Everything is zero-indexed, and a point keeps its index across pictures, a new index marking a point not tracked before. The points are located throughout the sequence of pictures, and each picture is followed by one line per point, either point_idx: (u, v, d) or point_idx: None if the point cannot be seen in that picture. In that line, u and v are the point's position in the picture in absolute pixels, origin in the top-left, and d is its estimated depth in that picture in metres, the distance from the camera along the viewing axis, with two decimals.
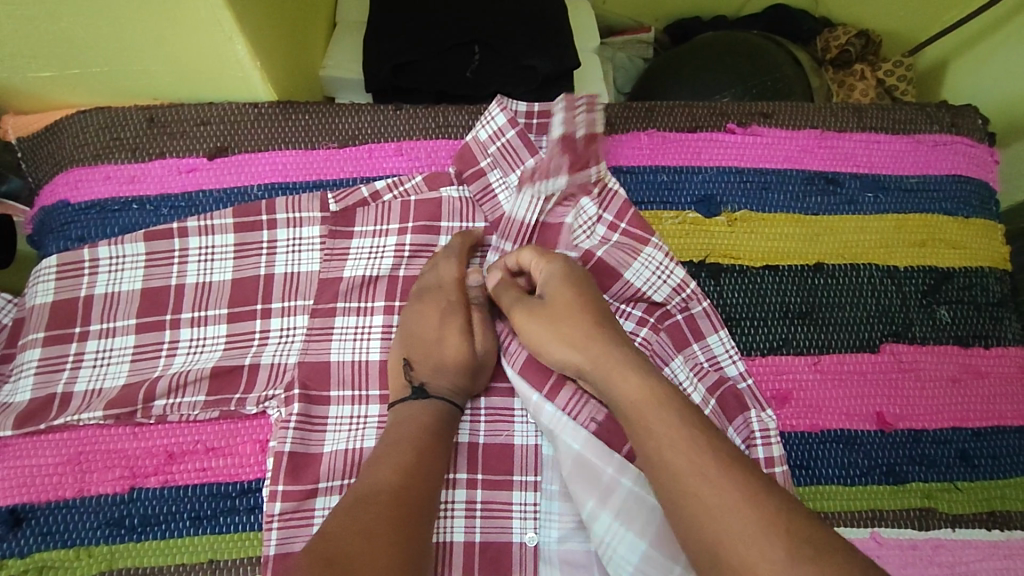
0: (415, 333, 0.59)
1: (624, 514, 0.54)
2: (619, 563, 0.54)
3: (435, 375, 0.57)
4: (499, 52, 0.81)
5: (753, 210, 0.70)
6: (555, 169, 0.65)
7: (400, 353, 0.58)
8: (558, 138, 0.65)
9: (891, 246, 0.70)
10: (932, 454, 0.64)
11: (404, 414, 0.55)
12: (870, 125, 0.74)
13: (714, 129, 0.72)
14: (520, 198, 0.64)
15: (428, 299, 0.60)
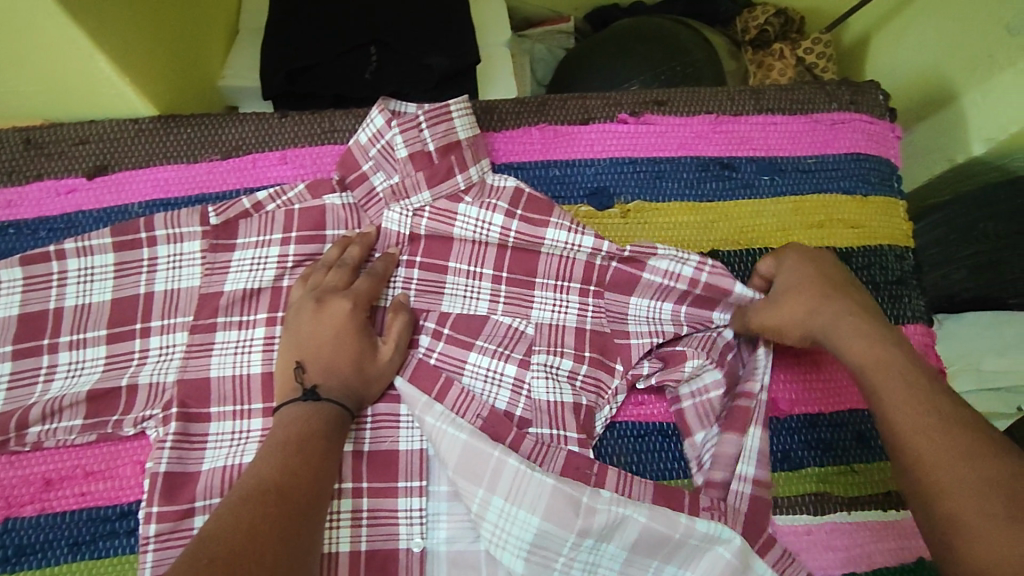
0: (311, 336, 0.57)
1: (511, 498, 0.56)
2: (516, 543, 0.56)
3: (326, 379, 0.56)
4: (397, 51, 0.80)
5: (647, 199, 0.69)
6: (411, 187, 0.65)
7: (294, 357, 0.57)
8: (403, 158, 0.64)
9: (788, 229, 0.69)
10: (828, 437, 0.64)
11: (292, 416, 0.53)
12: (768, 107, 0.72)
13: (607, 119, 0.71)
14: (389, 215, 0.65)
15: (326, 302, 0.58)
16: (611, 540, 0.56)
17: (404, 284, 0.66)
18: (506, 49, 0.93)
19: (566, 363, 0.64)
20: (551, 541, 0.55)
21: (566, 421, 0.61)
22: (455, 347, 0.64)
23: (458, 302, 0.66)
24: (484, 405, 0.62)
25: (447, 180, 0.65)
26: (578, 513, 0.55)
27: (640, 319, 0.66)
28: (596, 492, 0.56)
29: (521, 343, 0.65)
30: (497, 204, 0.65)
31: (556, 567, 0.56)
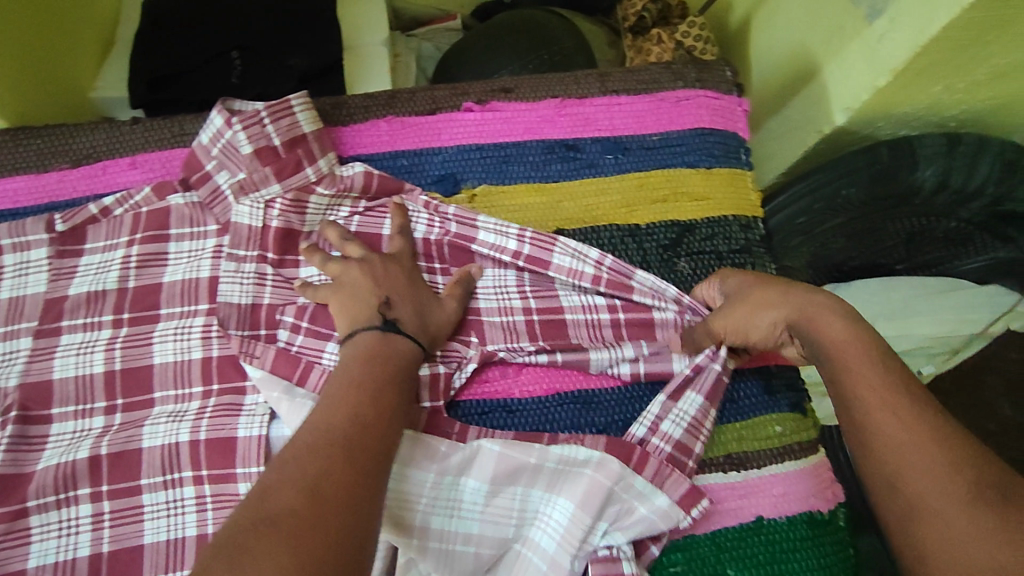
0: (381, 273, 0.61)
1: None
2: None
3: (403, 310, 0.59)
4: (260, 55, 0.83)
5: (493, 184, 0.71)
6: (261, 180, 0.65)
7: (378, 294, 0.59)
8: (248, 155, 0.64)
9: (632, 206, 0.71)
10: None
11: (369, 339, 0.56)
12: (613, 88, 0.74)
13: (453, 108, 0.73)
14: (240, 209, 0.66)
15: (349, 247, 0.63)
16: (468, 475, 0.59)
17: (256, 280, 0.66)
18: (385, 48, 0.95)
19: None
20: (411, 483, 0.58)
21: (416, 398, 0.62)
22: (312, 338, 0.65)
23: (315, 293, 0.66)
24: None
25: (296, 174, 0.66)
26: (435, 456, 0.59)
27: (489, 295, 0.67)
28: (453, 442, 0.61)
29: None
30: (347, 196, 0.68)
31: (418, 509, 0.58)
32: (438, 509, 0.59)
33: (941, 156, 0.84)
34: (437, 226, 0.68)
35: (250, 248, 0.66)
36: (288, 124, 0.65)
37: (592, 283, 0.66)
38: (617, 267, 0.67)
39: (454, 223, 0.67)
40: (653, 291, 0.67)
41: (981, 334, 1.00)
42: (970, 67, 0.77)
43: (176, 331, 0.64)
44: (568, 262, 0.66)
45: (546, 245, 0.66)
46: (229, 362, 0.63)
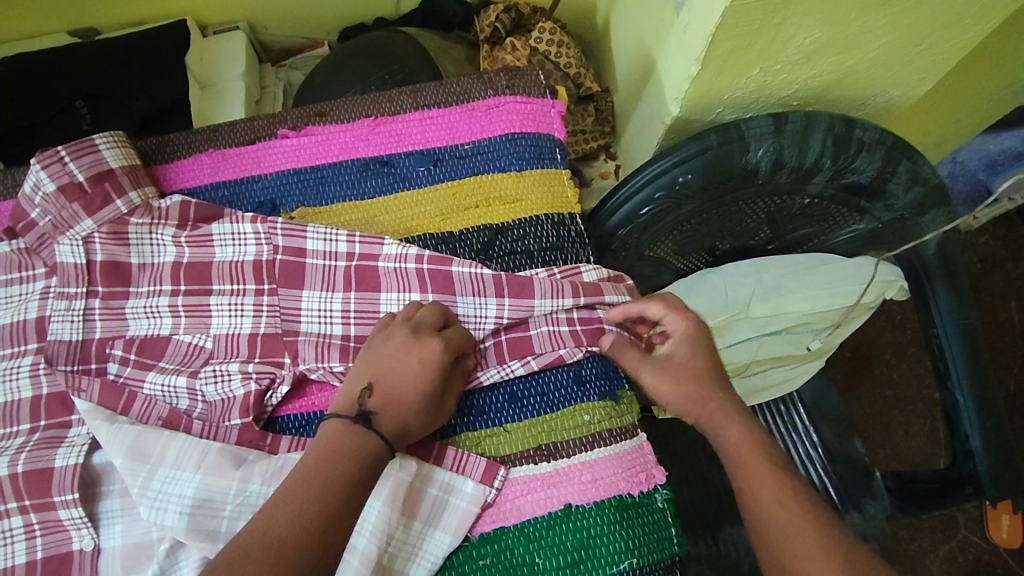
0: (383, 359, 0.61)
1: (179, 464, 0.59)
2: (179, 501, 0.58)
3: (387, 412, 0.59)
4: (108, 100, 0.89)
5: (310, 205, 0.74)
6: (71, 218, 0.68)
7: (364, 379, 0.61)
8: (54, 192, 0.67)
9: (446, 214, 0.74)
10: (482, 403, 0.67)
11: (333, 430, 0.57)
12: (424, 103, 0.77)
13: (271, 137, 0.76)
14: (61, 248, 0.68)
15: (423, 337, 0.62)
16: (277, 484, 0.59)
17: (85, 316, 0.68)
18: (243, 81, 0.99)
19: (233, 367, 0.66)
20: (213, 495, 0.58)
21: (229, 416, 0.64)
22: (137, 369, 0.67)
23: (142, 324, 0.69)
24: (167, 406, 0.66)
25: (108, 206, 0.68)
26: (241, 465, 0.60)
27: (312, 316, 0.68)
28: (263, 453, 0.62)
29: (199, 358, 0.68)
30: (166, 223, 0.70)
31: (224, 517, 0.58)
32: (240, 519, 0.58)
33: (771, 136, 0.86)
34: (265, 242, 0.69)
35: (78, 285, 0.68)
36: (99, 163, 0.68)
37: (419, 299, 0.67)
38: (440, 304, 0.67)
39: (281, 235, 0.68)
40: (472, 275, 0.67)
41: (854, 307, 0.99)
42: (776, 48, 0.78)
43: (6, 372, 0.67)
44: (393, 267, 0.68)
45: (372, 255, 0.68)
46: (57, 397, 0.66)
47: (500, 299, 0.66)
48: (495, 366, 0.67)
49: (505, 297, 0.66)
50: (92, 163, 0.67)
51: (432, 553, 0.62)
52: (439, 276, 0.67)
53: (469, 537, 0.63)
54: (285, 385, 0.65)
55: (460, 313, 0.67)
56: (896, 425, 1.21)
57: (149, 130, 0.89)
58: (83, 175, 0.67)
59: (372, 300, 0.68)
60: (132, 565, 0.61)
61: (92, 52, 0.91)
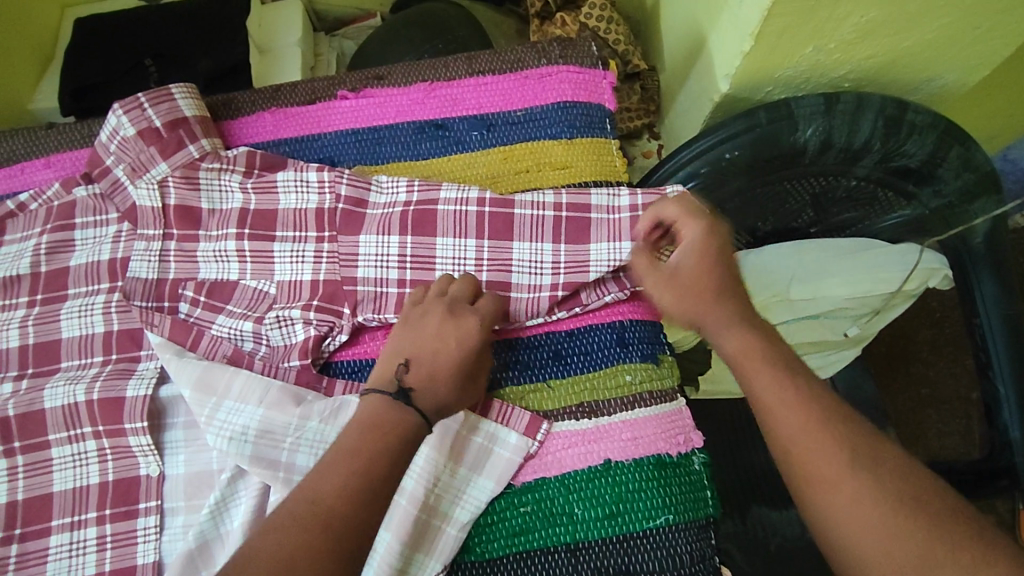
0: (418, 335, 0.62)
1: (242, 397, 0.62)
2: (242, 432, 0.61)
3: (426, 387, 0.59)
4: (175, 60, 0.92)
5: (367, 163, 0.77)
6: (148, 161, 0.72)
7: (400, 356, 0.62)
8: (133, 137, 0.72)
9: (498, 177, 0.76)
10: (526, 358, 0.69)
11: (372, 404, 0.57)
12: (479, 69, 0.79)
13: (331, 98, 0.79)
14: (138, 192, 0.72)
15: (458, 314, 0.62)
16: (334, 422, 0.61)
17: (161, 256, 0.71)
18: (300, 47, 1.02)
19: (295, 312, 0.68)
20: (275, 427, 0.61)
21: (290, 356, 0.67)
22: (207, 310, 0.70)
23: (212, 268, 0.72)
24: (231, 346, 0.69)
25: (180, 152, 0.72)
26: (300, 402, 0.62)
27: (370, 262, 0.69)
28: (320, 395, 0.64)
29: (264, 303, 0.70)
30: (233, 169, 0.73)
31: (283, 448, 0.60)
32: (299, 453, 0.60)
33: (821, 116, 0.85)
34: (328, 191, 0.72)
35: (156, 227, 0.72)
36: (173, 111, 0.71)
37: (476, 245, 0.69)
38: (496, 248, 0.69)
39: (346, 184, 0.71)
40: (532, 221, 0.69)
41: (895, 293, 0.98)
42: (830, 27, 0.78)
43: (80, 308, 0.71)
44: (453, 211, 0.69)
45: (430, 201, 0.70)
46: (127, 333, 0.70)
47: (555, 244, 0.69)
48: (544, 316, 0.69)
49: (562, 242, 0.69)
50: (167, 111, 0.71)
51: (476, 498, 0.63)
52: (499, 229, 0.69)
53: (511, 485, 0.64)
54: (343, 335, 0.68)
55: (514, 258, 0.69)
56: (930, 422, 1.19)
57: (212, 90, 0.93)
58: (160, 123, 0.71)
59: (429, 245, 0.69)
60: (194, 492, 0.64)
61: (161, 14, 0.96)
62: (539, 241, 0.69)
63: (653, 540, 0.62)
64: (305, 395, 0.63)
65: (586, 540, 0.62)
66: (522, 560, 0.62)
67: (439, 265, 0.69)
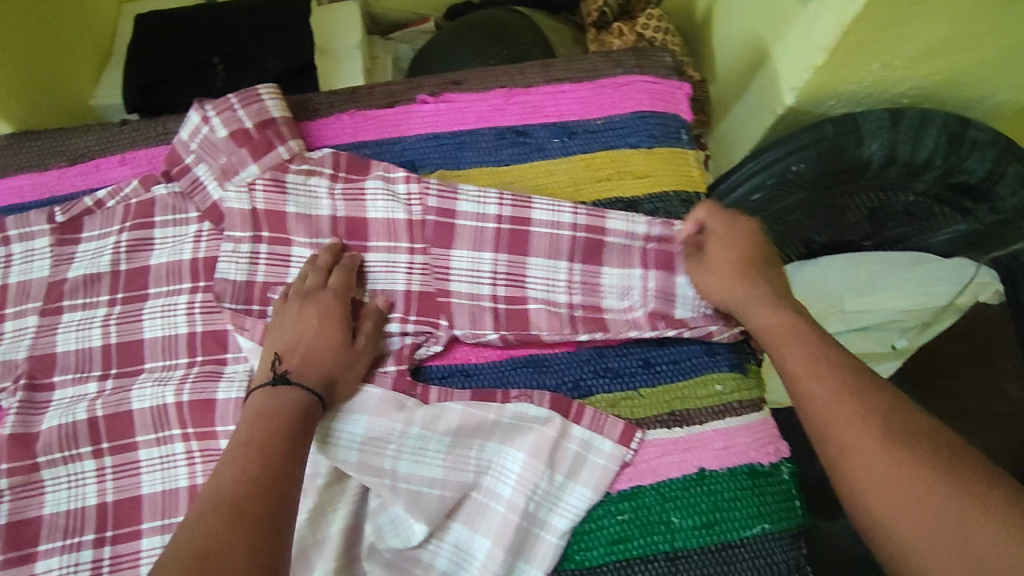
0: (283, 330, 0.63)
1: (347, 404, 0.64)
2: (349, 438, 0.63)
3: (302, 368, 0.61)
4: (240, 58, 0.91)
5: (448, 168, 0.77)
6: (237, 163, 0.71)
7: (274, 352, 0.62)
8: (223, 138, 0.71)
9: (579, 185, 0.76)
10: (626, 366, 0.69)
11: (257, 397, 0.58)
12: (557, 77, 0.80)
13: (410, 101, 0.79)
14: (226, 195, 0.71)
15: (312, 299, 0.65)
16: (436, 429, 0.63)
17: (251, 259, 0.70)
18: (361, 50, 1.02)
19: (394, 325, 0.69)
20: (381, 432, 0.63)
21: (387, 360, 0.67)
22: None
23: None
24: None
25: (269, 153, 0.71)
26: (403, 408, 0.64)
27: (461, 277, 0.71)
28: (418, 403, 0.65)
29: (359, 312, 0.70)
30: (321, 172, 0.72)
31: (387, 455, 0.62)
32: (400, 461, 0.62)
33: (886, 131, 0.87)
34: (416, 203, 0.72)
35: (245, 229, 0.71)
36: (263, 112, 0.71)
37: (566, 267, 0.71)
38: (587, 271, 0.71)
39: (434, 197, 0.71)
40: (621, 245, 0.72)
41: (947, 308, 1.02)
42: (900, 43, 0.80)
43: (163, 308, 0.70)
44: (545, 233, 0.71)
45: (524, 219, 0.71)
46: (212, 336, 0.69)
47: (644, 270, 0.71)
48: (642, 331, 0.69)
49: (651, 269, 0.71)
50: (258, 111, 0.71)
51: (572, 505, 0.62)
52: (589, 247, 0.71)
53: (607, 493, 0.64)
54: (439, 345, 0.69)
55: (605, 282, 0.71)
56: None
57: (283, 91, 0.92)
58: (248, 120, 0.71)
59: (521, 262, 0.71)
60: None
61: (222, 13, 0.94)
62: (628, 261, 0.72)
63: (750, 550, 0.62)
64: (404, 402, 0.64)
65: (685, 548, 0.62)
66: (622, 569, 0.62)
67: (531, 287, 0.71)
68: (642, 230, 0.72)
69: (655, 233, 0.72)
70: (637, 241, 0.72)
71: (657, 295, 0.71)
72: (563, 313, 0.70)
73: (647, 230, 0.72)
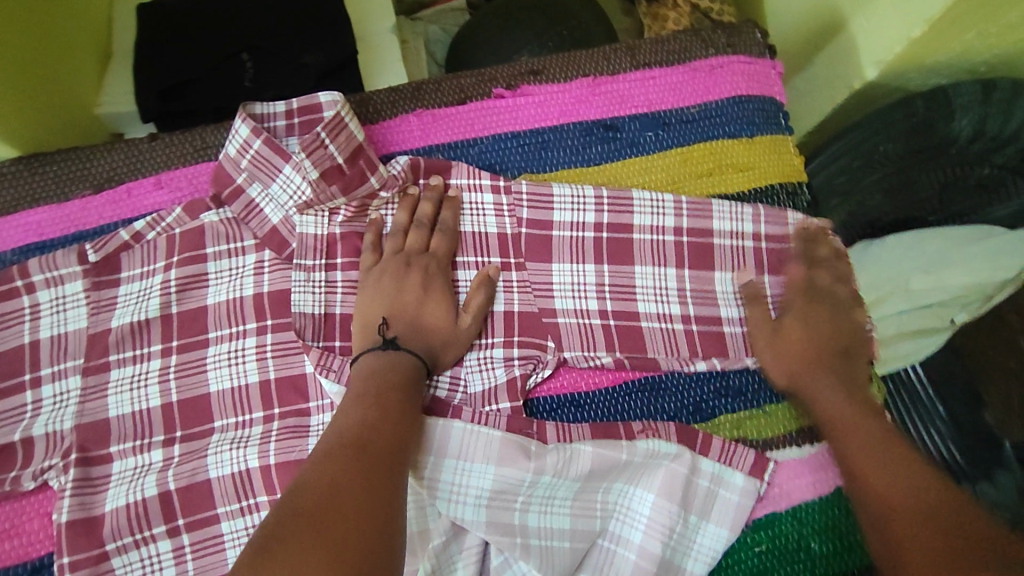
0: (383, 292, 0.59)
1: (464, 454, 0.56)
2: (475, 496, 0.55)
3: (411, 335, 0.58)
4: (270, 52, 0.80)
5: (534, 171, 0.69)
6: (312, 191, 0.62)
7: (377, 314, 0.59)
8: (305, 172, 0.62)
9: (678, 182, 0.69)
10: (751, 381, 0.63)
11: (366, 364, 0.55)
12: (645, 62, 0.72)
13: (486, 96, 0.70)
14: (303, 220, 0.63)
15: (412, 266, 0.60)
16: (568, 476, 0.57)
17: (327, 288, 0.62)
18: (395, 36, 0.91)
19: (497, 351, 0.62)
20: (507, 484, 0.56)
21: (489, 400, 0.60)
22: None
23: None
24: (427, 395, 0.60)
25: (364, 185, 0.63)
26: (530, 455, 0.57)
27: (566, 292, 0.64)
28: (540, 445, 0.58)
29: None
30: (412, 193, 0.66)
31: (516, 509, 0.56)
32: (529, 515, 0.56)
33: (977, 104, 0.86)
34: (507, 215, 0.65)
35: (316, 257, 0.62)
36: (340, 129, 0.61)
37: (675, 273, 0.65)
38: (698, 278, 0.65)
39: (527, 207, 0.64)
40: (734, 248, 0.65)
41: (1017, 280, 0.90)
42: (1002, 11, 0.74)
43: (230, 355, 0.61)
44: (651, 240, 0.65)
45: (626, 225, 0.65)
46: (289, 383, 0.60)
47: (760, 274, 0.66)
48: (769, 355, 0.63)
49: (765, 271, 0.66)
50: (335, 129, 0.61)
51: (711, 547, 0.57)
52: (698, 251, 0.65)
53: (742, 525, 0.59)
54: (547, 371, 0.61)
55: (718, 290, 0.65)
56: None
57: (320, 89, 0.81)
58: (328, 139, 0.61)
59: (627, 274, 0.64)
60: None
61: None
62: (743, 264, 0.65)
63: None
64: (527, 448, 0.57)
65: None
66: None
67: (641, 299, 0.64)
68: (752, 227, 0.66)
69: (766, 231, 0.66)
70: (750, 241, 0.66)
71: (777, 300, 0.65)
72: (678, 332, 0.63)
73: (756, 226, 0.66)
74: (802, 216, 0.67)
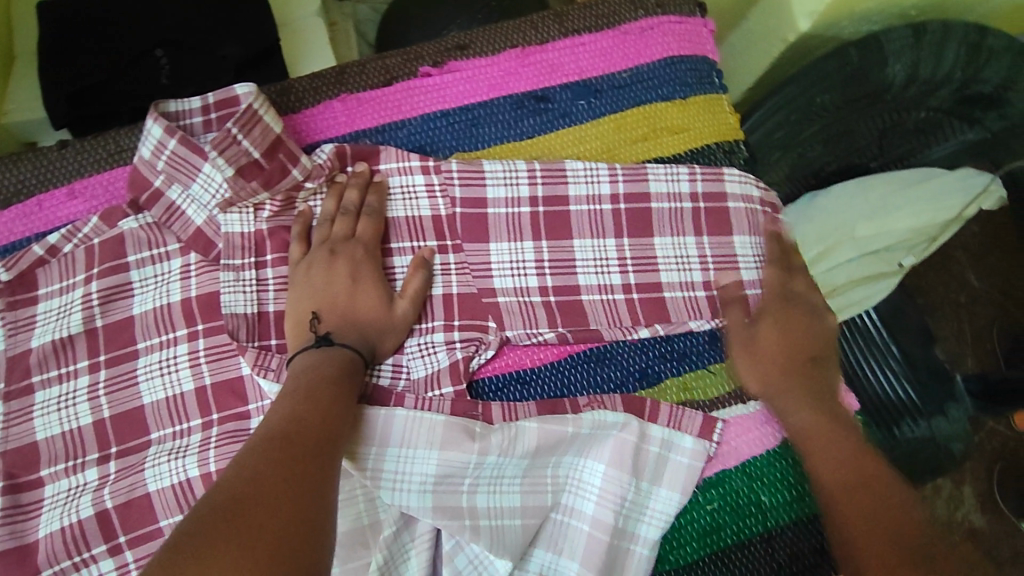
0: (314, 286, 0.57)
1: (408, 442, 0.56)
2: (420, 482, 0.55)
3: (344, 329, 0.56)
4: (184, 44, 0.76)
5: (466, 150, 0.67)
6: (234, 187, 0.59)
7: (308, 310, 0.57)
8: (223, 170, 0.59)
9: (613, 149, 0.68)
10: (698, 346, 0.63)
11: (299, 364, 0.53)
12: (573, 28, 0.70)
13: (411, 75, 0.67)
14: (228, 218, 0.60)
15: (338, 254, 0.58)
16: (515, 453, 0.56)
17: (257, 287, 0.60)
18: (320, 19, 0.88)
19: (438, 337, 0.61)
20: (453, 467, 0.55)
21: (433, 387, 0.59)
22: None
23: None
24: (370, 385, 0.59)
25: (285, 177, 0.60)
26: (475, 436, 0.56)
27: (505, 271, 0.62)
28: (486, 425, 0.57)
29: None
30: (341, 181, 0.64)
31: (464, 491, 0.55)
32: (477, 496, 0.55)
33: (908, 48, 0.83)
34: (440, 195, 0.63)
35: (245, 256, 0.60)
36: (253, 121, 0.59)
37: (614, 244, 0.64)
38: (638, 247, 0.64)
39: (459, 185, 0.63)
40: (671, 211, 0.65)
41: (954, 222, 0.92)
42: None
43: (160, 364, 0.59)
44: (587, 211, 0.64)
45: (560, 198, 0.63)
46: (225, 387, 0.58)
47: (698, 236, 0.65)
48: (709, 321, 0.63)
49: (703, 233, 0.65)
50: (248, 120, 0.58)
51: (661, 512, 0.58)
52: (634, 218, 0.64)
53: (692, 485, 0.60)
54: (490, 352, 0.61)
55: (659, 255, 0.64)
56: None
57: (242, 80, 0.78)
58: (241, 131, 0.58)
59: (566, 248, 0.63)
60: (348, 552, 0.54)
61: None
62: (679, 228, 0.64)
63: None
64: (473, 430, 0.56)
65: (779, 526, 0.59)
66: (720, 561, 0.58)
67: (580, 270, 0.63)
68: (688, 188, 0.65)
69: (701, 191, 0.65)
70: (687, 202, 0.65)
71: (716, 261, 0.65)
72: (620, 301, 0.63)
73: (691, 187, 0.65)
74: (737, 175, 0.66)
